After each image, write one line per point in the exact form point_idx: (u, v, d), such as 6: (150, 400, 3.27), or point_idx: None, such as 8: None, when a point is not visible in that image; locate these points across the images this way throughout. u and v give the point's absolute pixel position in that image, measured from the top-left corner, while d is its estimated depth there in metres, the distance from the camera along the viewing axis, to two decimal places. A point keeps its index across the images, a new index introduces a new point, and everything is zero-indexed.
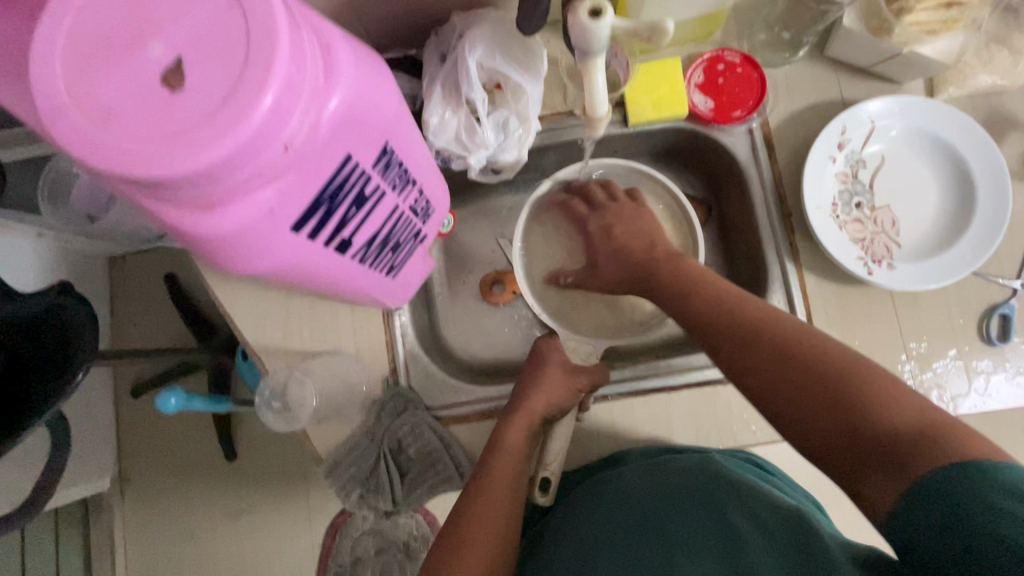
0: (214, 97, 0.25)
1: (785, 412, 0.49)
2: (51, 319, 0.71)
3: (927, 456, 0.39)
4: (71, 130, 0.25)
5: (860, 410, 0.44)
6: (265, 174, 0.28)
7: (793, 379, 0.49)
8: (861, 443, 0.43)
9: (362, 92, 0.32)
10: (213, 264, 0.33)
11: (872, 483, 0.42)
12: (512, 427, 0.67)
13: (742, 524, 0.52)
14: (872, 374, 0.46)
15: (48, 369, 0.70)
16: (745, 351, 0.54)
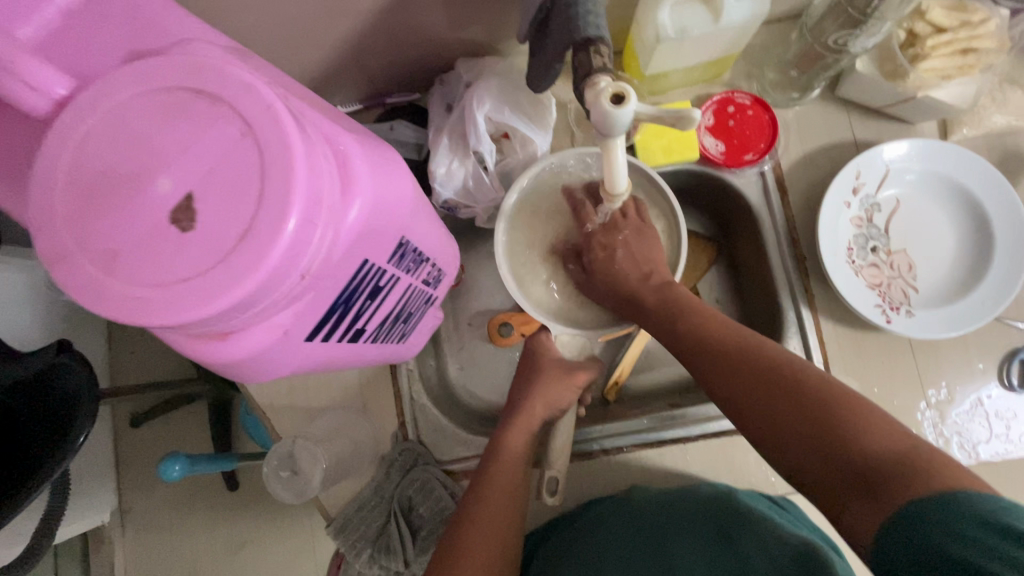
0: (227, 237, 0.23)
1: (765, 430, 0.45)
2: (48, 379, 0.69)
3: (909, 483, 0.35)
4: (79, 277, 0.23)
5: (838, 433, 0.40)
6: (281, 302, 0.26)
7: (771, 402, 0.45)
8: (844, 466, 0.38)
9: (380, 198, 0.31)
10: (225, 378, 0.31)
11: (852, 512, 0.37)
12: (513, 428, 0.65)
13: (750, 551, 0.54)
14: (855, 397, 0.42)
15: (47, 430, 0.68)
16: (725, 372, 0.49)
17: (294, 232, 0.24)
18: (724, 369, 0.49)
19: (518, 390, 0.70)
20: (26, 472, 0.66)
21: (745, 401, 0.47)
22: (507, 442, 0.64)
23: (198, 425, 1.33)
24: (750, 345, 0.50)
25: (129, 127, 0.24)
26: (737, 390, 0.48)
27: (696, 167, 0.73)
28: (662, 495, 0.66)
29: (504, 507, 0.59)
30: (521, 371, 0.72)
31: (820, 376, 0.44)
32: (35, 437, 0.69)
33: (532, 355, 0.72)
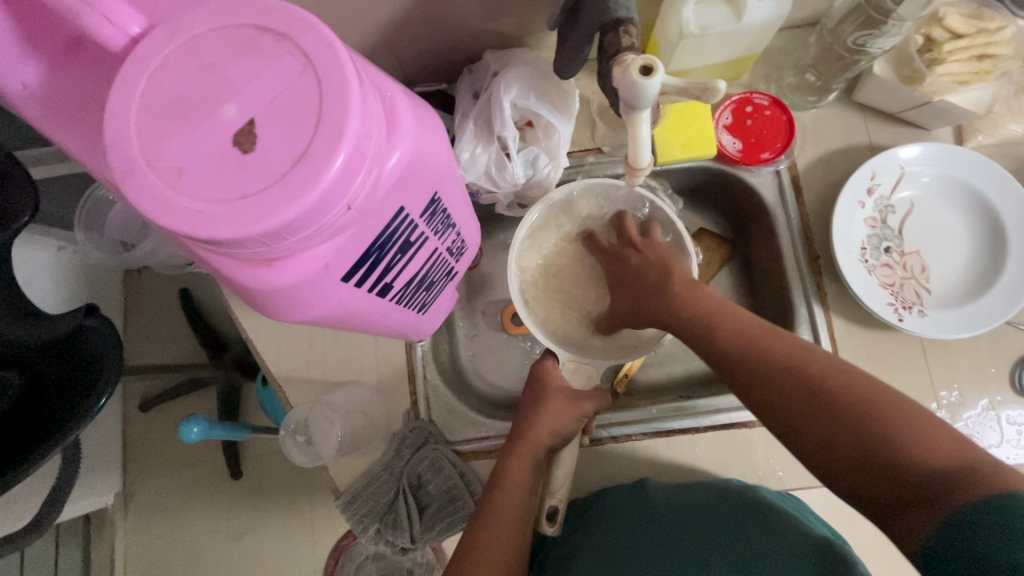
0: (285, 161, 0.25)
1: (804, 439, 0.45)
2: (73, 342, 0.71)
3: (968, 495, 0.35)
4: (146, 191, 0.25)
5: (887, 446, 0.40)
6: (326, 232, 0.28)
7: (819, 413, 0.44)
8: (895, 477, 0.39)
9: (419, 149, 0.33)
10: (260, 314, 0.33)
11: (905, 523, 0.37)
12: (516, 454, 0.64)
13: (766, 545, 0.55)
14: (900, 400, 0.42)
15: (65, 392, 0.69)
16: (764, 382, 0.48)
17: (342, 167, 0.26)
18: (759, 376, 0.49)
19: (520, 416, 0.68)
20: (42, 433, 0.68)
21: (786, 407, 0.46)
22: (509, 472, 0.63)
23: (206, 410, 1.35)
24: (786, 352, 0.49)
25: (200, 59, 0.26)
26: (776, 398, 0.47)
27: (712, 164, 0.75)
28: (676, 491, 0.65)
29: (506, 543, 0.58)
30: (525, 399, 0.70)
31: (859, 379, 0.44)
32: (52, 399, 0.70)
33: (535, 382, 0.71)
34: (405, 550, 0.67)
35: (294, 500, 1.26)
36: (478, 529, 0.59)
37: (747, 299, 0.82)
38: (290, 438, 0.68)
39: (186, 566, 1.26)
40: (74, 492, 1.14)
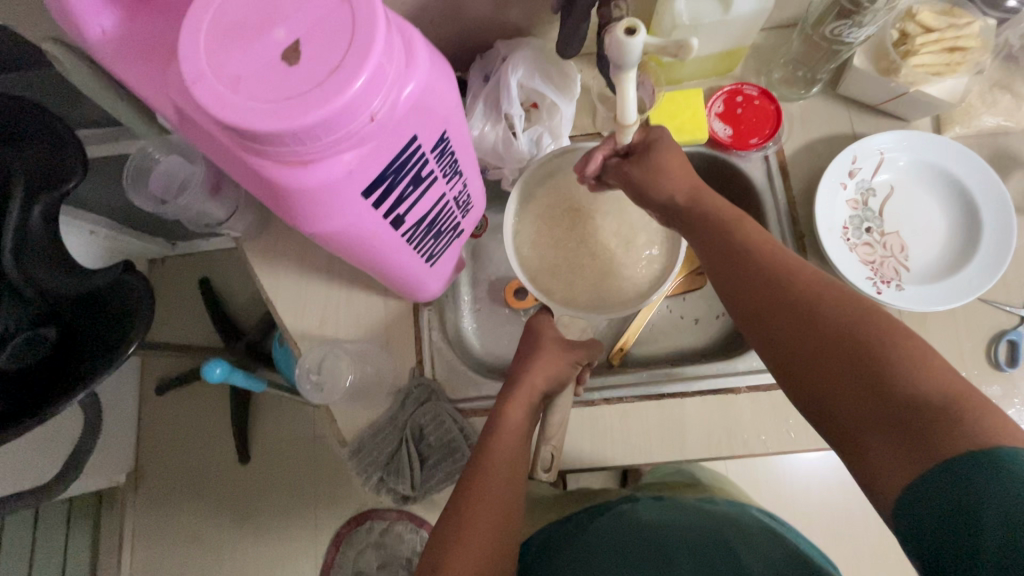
0: (321, 72, 0.31)
1: (793, 360, 0.42)
2: (102, 298, 0.63)
3: (951, 435, 0.34)
4: (208, 91, 0.31)
5: (867, 388, 0.38)
6: (350, 139, 0.34)
7: (811, 335, 0.42)
8: (883, 407, 0.37)
9: (433, 85, 0.38)
10: (291, 219, 0.39)
11: (879, 462, 0.36)
12: (513, 401, 0.63)
13: (752, 563, 0.53)
14: (899, 328, 0.39)
15: (84, 351, 0.61)
16: (761, 301, 0.46)
17: (363, 85, 0.32)
18: (758, 294, 0.46)
19: (515, 367, 0.68)
20: (53, 391, 0.59)
21: (785, 337, 0.43)
22: (505, 416, 0.62)
23: (217, 392, 1.39)
24: (804, 276, 0.45)
25: None
26: (774, 324, 0.44)
27: (704, 149, 0.80)
28: (668, 512, 0.64)
29: (503, 482, 0.55)
30: (519, 355, 0.70)
31: (860, 304, 0.42)
32: (78, 359, 0.61)
33: (528, 336, 0.72)
34: (405, 496, 0.73)
35: (301, 480, 1.31)
36: (473, 467, 0.57)
37: None
38: (305, 375, 0.73)
39: (191, 543, 1.31)
40: (89, 463, 1.19)
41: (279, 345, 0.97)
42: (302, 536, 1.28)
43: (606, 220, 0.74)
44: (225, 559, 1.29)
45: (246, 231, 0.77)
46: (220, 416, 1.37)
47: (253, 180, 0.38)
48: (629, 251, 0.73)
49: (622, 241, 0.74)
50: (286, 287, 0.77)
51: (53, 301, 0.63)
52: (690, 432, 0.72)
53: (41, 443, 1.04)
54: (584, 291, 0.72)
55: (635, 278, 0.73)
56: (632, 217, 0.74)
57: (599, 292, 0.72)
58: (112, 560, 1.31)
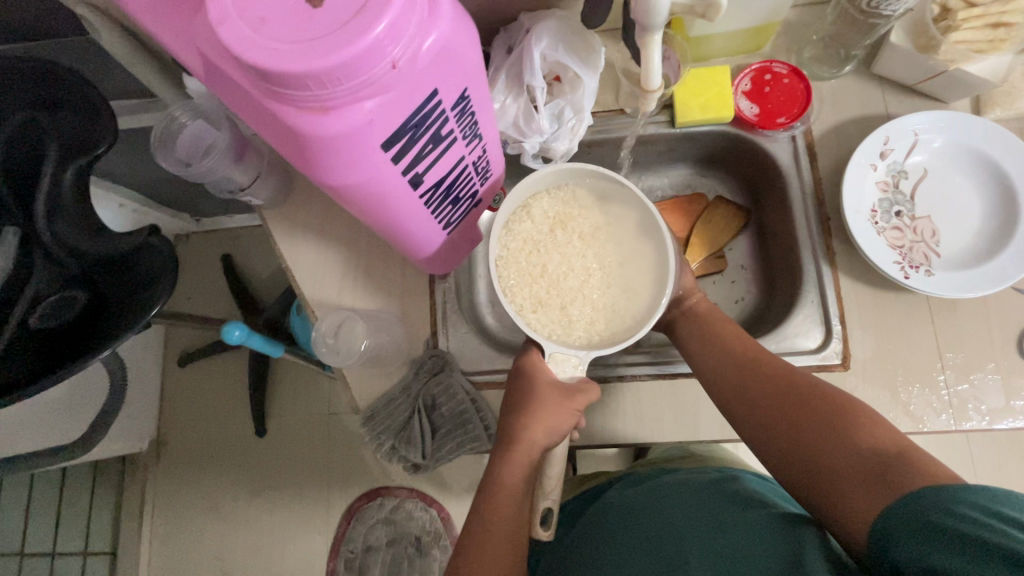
0: (344, 15, 0.31)
1: (783, 442, 0.54)
2: (131, 264, 0.64)
3: (911, 470, 0.44)
4: (233, 31, 0.31)
5: (828, 445, 0.50)
6: (372, 86, 0.34)
7: (796, 424, 0.54)
8: (855, 462, 0.48)
9: (455, 37, 0.38)
10: (312, 169, 0.39)
11: (860, 502, 0.45)
12: (510, 462, 0.61)
13: (735, 521, 0.54)
14: (856, 406, 0.52)
15: (114, 313, 0.62)
16: (757, 402, 0.58)
17: (385, 30, 0.32)
18: (749, 395, 0.59)
19: (508, 418, 0.64)
20: (85, 349, 0.60)
21: (776, 426, 0.56)
22: (501, 479, 0.60)
23: (237, 367, 1.42)
24: (784, 375, 0.59)
25: None
26: (764, 418, 0.57)
27: (730, 129, 0.78)
28: (652, 488, 0.64)
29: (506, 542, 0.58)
30: (509, 397, 0.66)
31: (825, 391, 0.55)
32: (107, 322, 0.62)
33: (522, 377, 0.66)
34: (416, 465, 0.74)
35: (316, 454, 1.33)
36: (478, 515, 0.59)
37: (760, 265, 0.85)
38: (321, 339, 0.73)
39: (209, 512, 1.35)
40: (113, 428, 1.23)
41: (297, 316, 0.99)
42: (315, 511, 1.30)
43: (593, 247, 0.73)
44: (242, 527, 1.33)
45: (269, 200, 0.78)
46: (239, 388, 1.41)
47: (274, 130, 0.38)
48: (616, 276, 0.72)
49: (608, 268, 0.72)
50: (305, 256, 0.78)
51: (82, 266, 0.63)
52: (703, 415, 0.71)
53: (67, 405, 1.07)
54: (576, 321, 0.70)
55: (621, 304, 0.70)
56: (622, 242, 0.73)
57: (591, 321, 0.70)
58: (134, 524, 1.35)
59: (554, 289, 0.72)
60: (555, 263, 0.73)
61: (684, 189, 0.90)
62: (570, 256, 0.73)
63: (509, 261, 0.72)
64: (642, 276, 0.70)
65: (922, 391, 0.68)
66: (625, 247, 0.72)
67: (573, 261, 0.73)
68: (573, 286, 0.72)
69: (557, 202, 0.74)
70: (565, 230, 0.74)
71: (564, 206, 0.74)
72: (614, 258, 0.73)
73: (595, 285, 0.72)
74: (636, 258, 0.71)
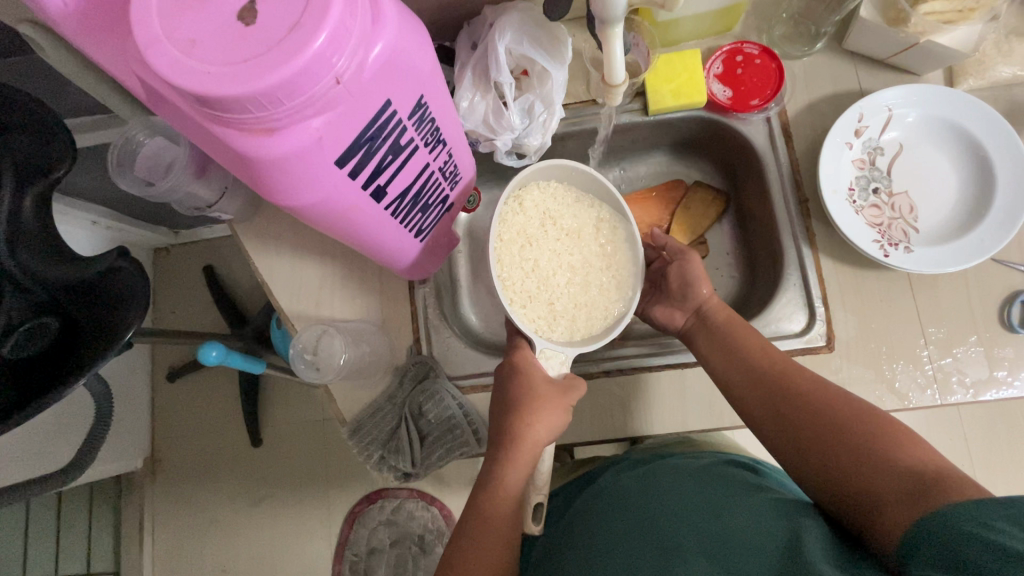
0: (279, 31, 0.30)
1: (811, 450, 0.53)
2: (101, 287, 0.60)
3: (953, 486, 0.43)
4: (163, 55, 0.30)
5: (867, 461, 0.49)
6: (317, 104, 0.33)
7: (829, 436, 0.53)
8: (893, 477, 0.47)
9: (404, 45, 0.36)
10: (265, 191, 0.38)
11: (892, 516, 0.44)
12: (511, 465, 0.60)
13: (738, 511, 0.52)
14: (896, 424, 0.51)
15: (84, 338, 0.59)
16: (785, 410, 0.57)
17: (326, 42, 0.30)
18: (777, 403, 0.58)
19: (502, 411, 0.63)
20: (55, 377, 0.57)
21: (805, 435, 0.55)
22: (502, 479, 0.59)
23: (227, 378, 1.40)
24: (809, 386, 0.58)
25: None
26: (791, 427, 0.56)
27: (704, 113, 0.77)
28: (645, 477, 0.63)
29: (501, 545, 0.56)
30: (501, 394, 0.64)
31: (863, 406, 0.54)
32: (78, 350, 0.58)
33: (512, 373, 0.64)
34: (407, 473, 0.74)
35: (314, 460, 1.33)
36: (473, 518, 0.57)
37: (741, 249, 0.85)
38: (300, 356, 0.72)
39: (209, 526, 1.34)
40: (104, 450, 1.21)
41: (277, 328, 0.97)
42: (317, 517, 1.30)
43: (583, 244, 0.73)
44: (244, 538, 1.32)
45: (238, 214, 0.76)
46: (230, 400, 1.39)
47: (222, 153, 0.36)
48: (600, 277, 0.71)
49: (595, 267, 0.72)
50: (280, 269, 0.76)
51: (50, 291, 0.59)
52: (690, 403, 0.71)
53: (53, 429, 1.05)
54: (562, 316, 0.70)
55: (604, 303, 0.70)
56: (611, 242, 0.73)
57: (576, 317, 0.69)
58: (134, 543, 1.34)
59: (542, 285, 0.71)
60: (546, 259, 0.72)
61: (662, 177, 0.89)
62: (561, 253, 0.72)
63: (502, 253, 0.70)
64: (628, 277, 0.71)
65: (906, 367, 0.68)
66: (613, 247, 0.72)
67: (561, 258, 0.73)
68: (561, 282, 0.72)
69: (548, 196, 0.72)
70: (555, 225, 0.73)
71: (555, 201, 0.73)
72: (602, 257, 0.72)
73: (581, 282, 0.71)
74: (621, 259, 0.72)
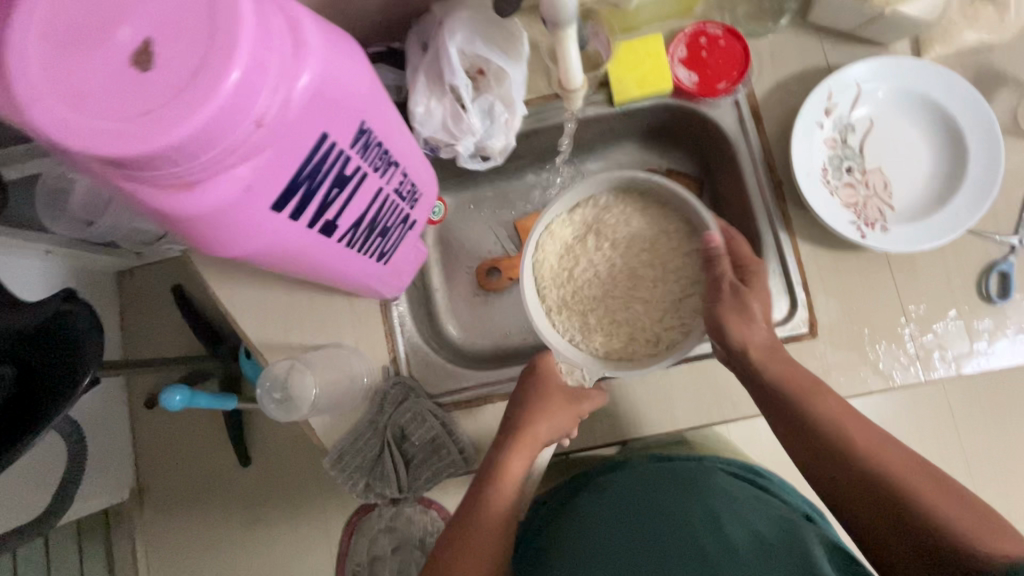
0: (183, 75, 0.26)
1: (845, 482, 0.53)
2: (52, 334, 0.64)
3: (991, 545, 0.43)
4: (47, 114, 0.26)
5: (906, 505, 0.48)
6: (240, 150, 0.29)
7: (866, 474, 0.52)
8: (931, 534, 0.46)
9: (334, 72, 0.33)
10: (197, 245, 0.34)
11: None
12: (515, 452, 0.63)
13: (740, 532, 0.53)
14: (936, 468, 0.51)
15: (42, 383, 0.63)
16: (821, 439, 0.56)
17: (240, 79, 0.27)
18: (814, 434, 0.57)
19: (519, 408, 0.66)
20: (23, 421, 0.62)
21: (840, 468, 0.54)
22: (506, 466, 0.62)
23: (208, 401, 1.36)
24: (837, 409, 0.57)
25: None
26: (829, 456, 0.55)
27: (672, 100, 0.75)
28: (643, 483, 0.63)
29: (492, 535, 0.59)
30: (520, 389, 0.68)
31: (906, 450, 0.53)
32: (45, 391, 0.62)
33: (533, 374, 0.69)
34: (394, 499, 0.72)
35: (305, 477, 1.30)
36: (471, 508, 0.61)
37: None
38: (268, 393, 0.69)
39: (203, 554, 1.31)
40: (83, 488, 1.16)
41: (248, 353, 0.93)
42: (314, 534, 1.28)
43: (627, 255, 0.75)
44: (241, 561, 1.30)
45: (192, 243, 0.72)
46: (212, 424, 1.35)
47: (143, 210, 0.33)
48: (650, 296, 0.74)
49: (650, 284, 0.74)
50: (243, 297, 0.72)
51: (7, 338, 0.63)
52: (677, 406, 0.68)
53: (24, 476, 1.00)
54: (597, 329, 0.73)
55: (652, 322, 0.73)
56: (664, 261, 0.75)
57: (614, 332, 0.73)
58: None
59: (586, 294, 0.74)
60: (596, 271, 0.75)
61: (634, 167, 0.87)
62: (613, 267, 0.75)
63: (546, 258, 0.75)
64: (681, 298, 0.73)
65: (889, 346, 0.67)
66: (666, 267, 0.74)
67: (614, 270, 0.75)
68: (611, 297, 0.74)
69: (595, 209, 0.76)
70: (603, 239, 0.75)
71: (603, 212, 0.75)
72: (655, 277, 0.74)
73: (629, 298, 0.74)
74: (673, 281, 0.74)
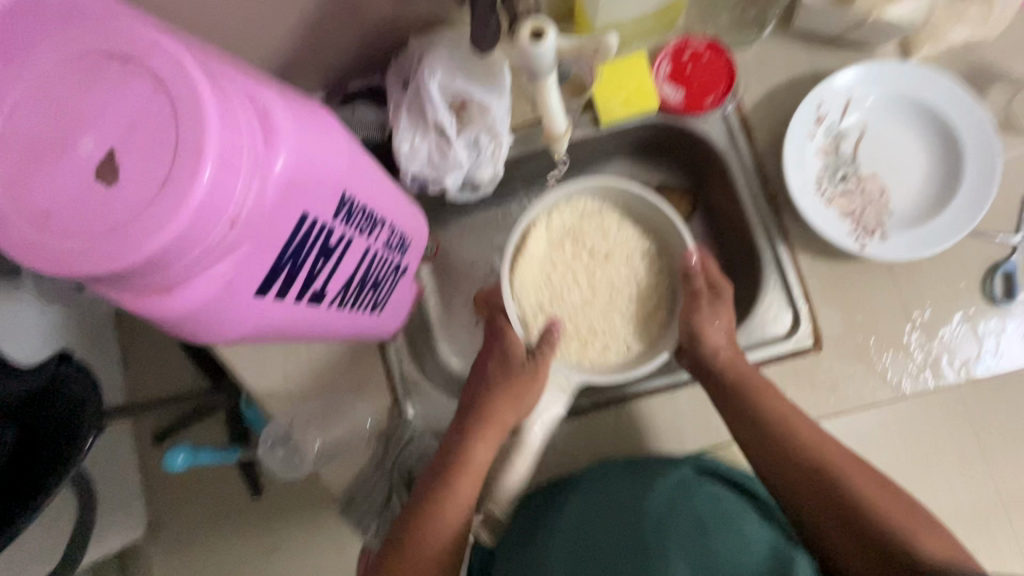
0: (150, 186, 0.25)
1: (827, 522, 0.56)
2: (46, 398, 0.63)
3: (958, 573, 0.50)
4: (18, 237, 0.25)
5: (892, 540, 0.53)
6: (217, 249, 0.28)
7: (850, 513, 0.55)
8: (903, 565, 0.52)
9: (308, 153, 0.32)
10: (182, 338, 0.33)
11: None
12: (459, 475, 0.60)
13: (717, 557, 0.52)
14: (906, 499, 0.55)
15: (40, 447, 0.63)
16: (805, 479, 0.58)
17: (213, 178, 0.26)
18: (801, 473, 0.58)
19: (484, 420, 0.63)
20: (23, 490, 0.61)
21: (825, 508, 0.56)
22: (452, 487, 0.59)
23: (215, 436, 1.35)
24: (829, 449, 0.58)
25: (52, 92, 0.26)
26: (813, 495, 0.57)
27: (659, 117, 0.73)
28: (637, 485, 0.59)
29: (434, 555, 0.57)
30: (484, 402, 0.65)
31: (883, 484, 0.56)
32: (45, 450, 0.62)
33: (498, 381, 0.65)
34: None
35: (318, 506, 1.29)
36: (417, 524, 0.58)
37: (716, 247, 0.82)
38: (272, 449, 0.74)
39: None
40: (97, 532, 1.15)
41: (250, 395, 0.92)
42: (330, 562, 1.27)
43: (601, 262, 0.73)
44: None
45: None
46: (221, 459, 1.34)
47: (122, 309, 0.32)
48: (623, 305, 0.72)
49: (623, 293, 0.73)
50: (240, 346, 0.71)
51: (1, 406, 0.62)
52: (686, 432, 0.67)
53: None
54: (571, 336, 0.71)
55: (623, 331, 0.71)
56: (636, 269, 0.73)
57: (587, 340, 0.70)
58: None
59: (561, 299, 0.72)
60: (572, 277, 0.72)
61: None
62: (589, 272, 0.73)
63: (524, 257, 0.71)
64: (651, 308, 0.72)
65: (896, 355, 0.66)
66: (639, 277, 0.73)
67: (589, 274, 0.73)
68: (585, 303, 0.72)
69: (574, 210, 0.73)
70: (578, 242, 0.73)
71: (580, 215, 0.73)
72: (627, 285, 0.73)
73: (602, 306, 0.72)
74: (645, 292, 0.73)
